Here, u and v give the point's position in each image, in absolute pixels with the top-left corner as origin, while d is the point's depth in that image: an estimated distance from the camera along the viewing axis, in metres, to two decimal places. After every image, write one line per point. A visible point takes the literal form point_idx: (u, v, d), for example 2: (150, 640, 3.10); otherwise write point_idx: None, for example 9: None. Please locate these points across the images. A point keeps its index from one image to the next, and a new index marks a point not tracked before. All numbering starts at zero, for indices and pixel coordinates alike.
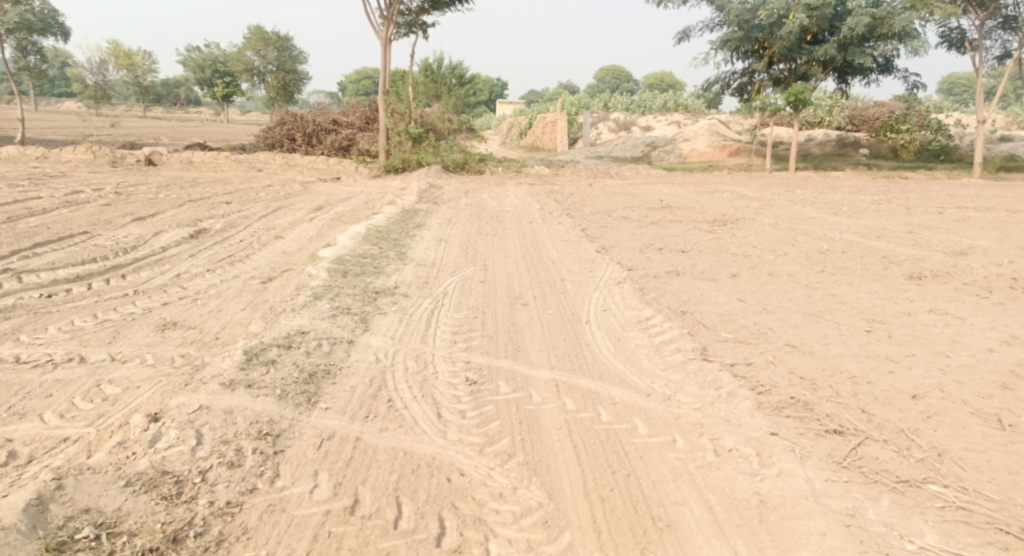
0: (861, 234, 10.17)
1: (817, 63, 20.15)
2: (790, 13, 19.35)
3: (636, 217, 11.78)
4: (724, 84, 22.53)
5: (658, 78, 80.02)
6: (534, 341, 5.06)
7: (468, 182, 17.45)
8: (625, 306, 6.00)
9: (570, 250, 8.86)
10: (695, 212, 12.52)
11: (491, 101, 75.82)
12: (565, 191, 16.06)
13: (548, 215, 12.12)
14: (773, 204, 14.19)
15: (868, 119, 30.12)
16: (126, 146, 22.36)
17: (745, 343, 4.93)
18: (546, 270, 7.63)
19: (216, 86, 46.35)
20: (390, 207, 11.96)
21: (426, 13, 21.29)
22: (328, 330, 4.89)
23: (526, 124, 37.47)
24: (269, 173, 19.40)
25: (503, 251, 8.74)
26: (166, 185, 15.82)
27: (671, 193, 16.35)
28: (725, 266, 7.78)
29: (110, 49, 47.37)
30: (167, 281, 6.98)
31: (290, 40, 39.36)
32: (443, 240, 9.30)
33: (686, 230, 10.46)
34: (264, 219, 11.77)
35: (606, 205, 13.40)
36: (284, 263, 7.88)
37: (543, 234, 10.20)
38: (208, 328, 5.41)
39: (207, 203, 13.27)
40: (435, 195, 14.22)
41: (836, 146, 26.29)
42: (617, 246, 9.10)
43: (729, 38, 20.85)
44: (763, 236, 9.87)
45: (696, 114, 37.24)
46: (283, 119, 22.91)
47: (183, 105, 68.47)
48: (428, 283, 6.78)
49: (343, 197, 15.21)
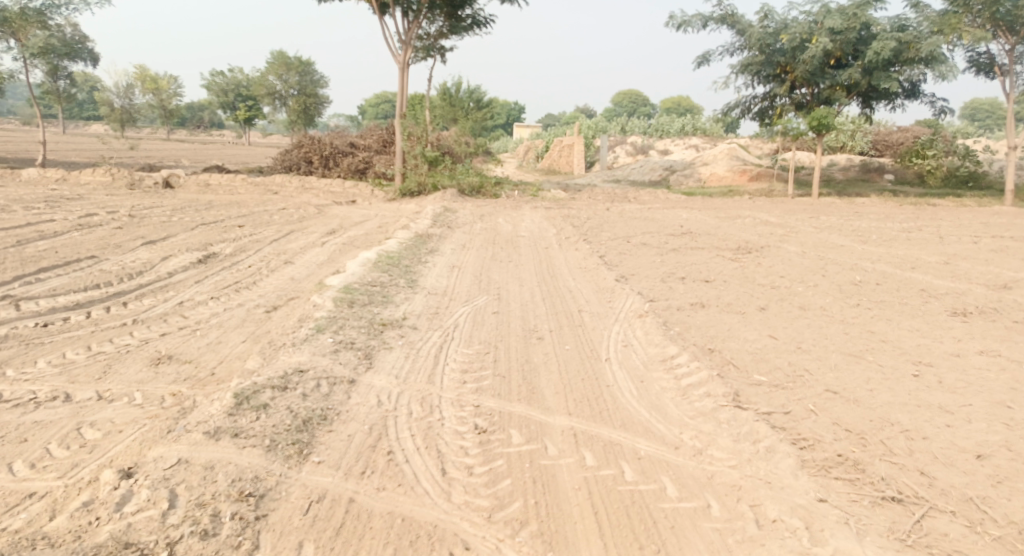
0: (893, 264, 9.72)
1: (841, 88, 19.75)
2: (814, 36, 19.00)
3: (656, 244, 11.41)
4: (745, 108, 22.19)
5: (676, 102, 79.88)
6: (551, 381, 4.68)
7: (484, 206, 17.20)
8: (648, 342, 5.62)
9: (589, 279, 8.50)
10: (718, 239, 12.13)
11: (509, 124, 76.14)
12: (583, 216, 15.74)
13: (565, 241, 11.79)
14: (798, 231, 13.76)
15: (892, 145, 29.62)
16: (144, 168, 22.42)
17: (781, 388, 4.51)
18: (564, 300, 7.26)
19: (237, 108, 46.81)
20: (404, 232, 11.67)
21: (445, 37, 21.24)
22: (328, 367, 4.55)
23: (543, 147, 37.32)
24: (284, 195, 19.30)
25: (518, 279, 8.39)
26: (180, 208, 15.72)
27: (692, 218, 15.97)
28: (753, 298, 7.37)
29: (136, 72, 48.20)
30: (168, 310, 6.70)
31: (313, 64, 39.44)
32: (456, 267, 8.97)
33: (709, 259, 10.07)
34: (275, 243, 11.54)
35: (626, 230, 13.06)
36: (291, 291, 7.59)
37: (561, 261, 9.85)
38: (203, 363, 5.10)
39: (219, 226, 13.10)
40: (450, 220, 13.95)
41: (859, 171, 25.79)
42: (638, 274, 8.73)
43: (750, 62, 20.53)
44: (791, 266, 9.46)
45: (715, 138, 36.89)
46: (300, 142, 22.87)
47: (205, 127, 69.42)
48: (439, 314, 6.43)
49: (358, 220, 15.00)
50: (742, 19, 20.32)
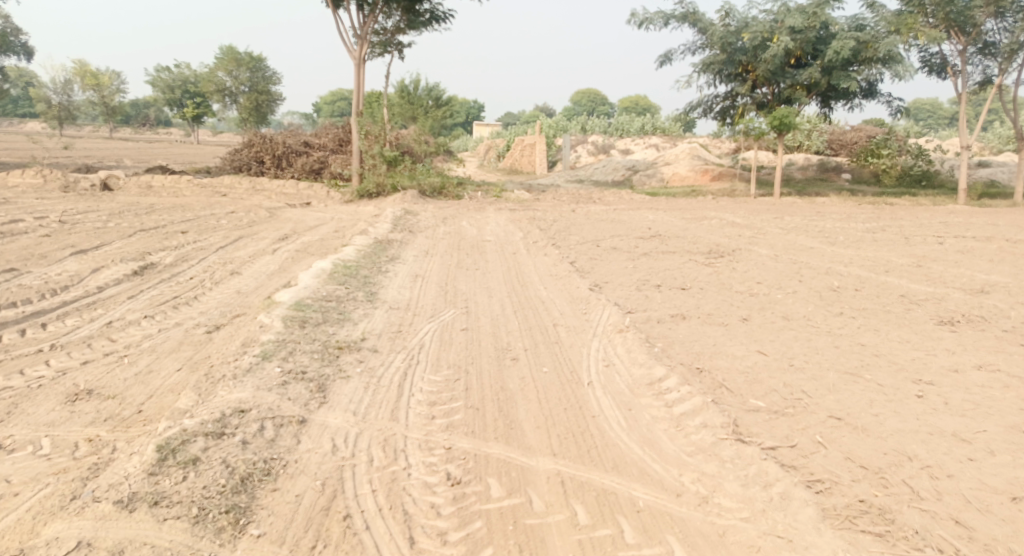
0: (867, 267, 9.48)
1: (801, 87, 19.68)
2: (775, 36, 18.85)
3: (625, 248, 11.01)
4: (707, 107, 22.06)
5: (633, 101, 80.33)
6: (529, 412, 4.19)
7: (445, 207, 16.64)
8: (631, 362, 5.17)
9: (560, 288, 8.03)
10: (688, 242, 11.79)
11: (468, 123, 75.64)
12: (547, 218, 15.30)
13: (531, 245, 11.30)
14: (766, 233, 13.52)
15: (845, 144, 30.05)
16: (82, 169, 21.24)
17: (782, 416, 4.07)
18: (535, 313, 6.77)
19: (186, 106, 45.19)
20: (362, 237, 11.04)
21: (403, 32, 20.58)
22: (275, 403, 3.98)
23: (504, 146, 36.83)
24: (234, 198, 18.42)
25: (486, 289, 7.87)
26: (119, 213, 14.84)
27: (658, 220, 15.66)
28: (734, 308, 6.99)
29: (77, 68, 46.23)
30: (94, 333, 6.04)
31: (263, 60, 38.37)
32: (418, 276, 8.39)
33: (681, 264, 9.70)
34: (222, 251, 10.81)
35: (593, 234, 12.65)
36: (235, 307, 6.96)
37: (529, 268, 9.37)
38: (128, 399, 4.50)
39: (161, 232, 12.29)
40: (410, 223, 13.34)
41: (818, 170, 25.93)
42: (611, 282, 8.29)
43: (712, 61, 20.34)
44: (766, 270, 9.14)
45: (674, 138, 36.94)
46: (251, 141, 21.89)
47: (154, 125, 67.20)
48: (402, 332, 5.87)
49: (312, 224, 14.29)
50: (703, 18, 20.11)
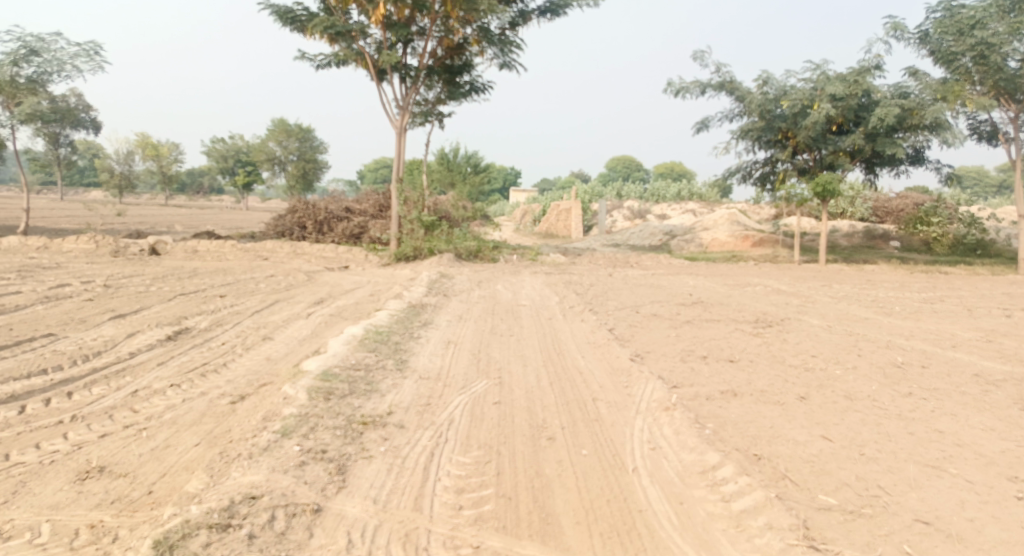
0: (930, 340, 8.88)
1: (844, 153, 19.24)
2: (815, 103, 18.51)
3: (668, 315, 10.58)
4: (746, 173, 21.73)
5: (670, 168, 80.65)
6: (568, 504, 3.78)
7: (483, 271, 16.46)
8: (681, 445, 4.72)
9: (600, 357, 7.62)
10: (733, 310, 11.32)
11: (507, 189, 76.63)
12: (586, 283, 14.98)
13: (569, 311, 10.95)
14: (815, 301, 12.96)
15: (891, 210, 29.39)
16: (131, 234, 21.79)
17: (857, 520, 3.60)
18: (573, 385, 6.36)
19: (236, 174, 46.75)
20: (396, 302, 10.84)
21: (443, 104, 20.91)
22: (289, 488, 3.64)
23: (542, 211, 36.93)
24: (274, 261, 18.59)
25: (522, 357, 7.50)
26: (161, 276, 15.01)
27: (700, 286, 15.21)
28: (788, 384, 6.48)
29: (137, 139, 48.38)
30: (115, 402, 5.81)
31: (312, 131, 39.53)
32: (451, 343, 8.07)
33: (727, 333, 9.23)
34: (257, 315, 10.71)
35: (633, 300, 12.26)
36: (263, 375, 6.70)
37: (567, 335, 9.01)
38: (139, 478, 4.22)
39: (199, 296, 12.31)
40: (446, 287, 13.15)
41: (865, 237, 25.19)
42: (653, 352, 7.85)
43: (749, 128, 20.01)
44: (819, 341, 8.62)
45: (714, 203, 36.62)
46: (294, 206, 22.23)
47: (204, 191, 69.60)
48: (431, 405, 5.51)
49: (348, 288, 14.21)
50: (740, 86, 19.95)
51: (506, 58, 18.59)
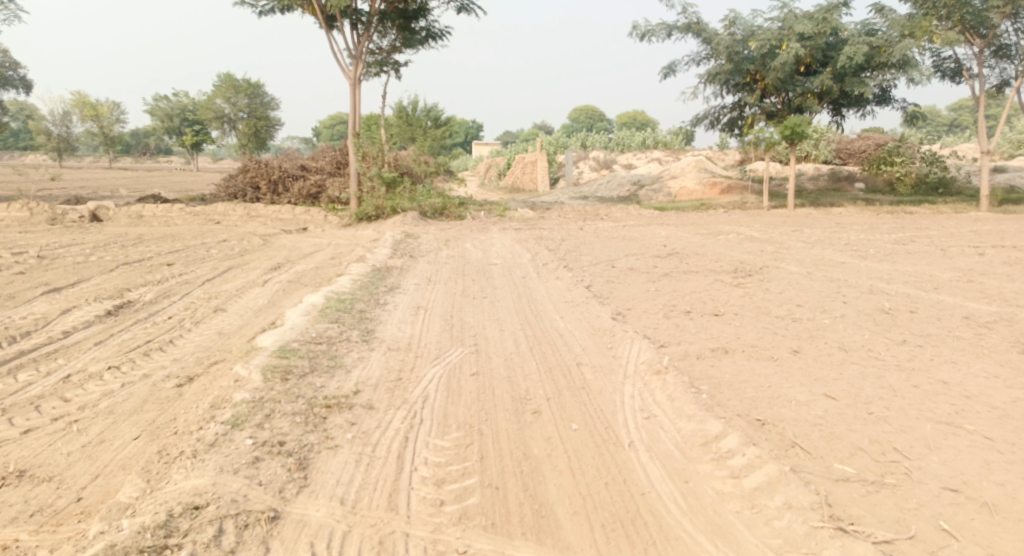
0: (913, 283, 8.66)
1: (812, 95, 18.85)
2: (784, 43, 18.04)
3: (644, 268, 10.20)
4: (714, 119, 21.36)
5: (630, 117, 80.00)
6: (562, 490, 3.37)
7: (448, 229, 15.88)
8: (677, 415, 4.34)
9: (578, 317, 7.21)
10: (709, 259, 10.99)
11: (467, 143, 75.32)
12: (556, 237, 14.53)
13: (541, 267, 10.48)
14: (790, 247, 12.71)
15: (854, 152, 29.48)
16: (71, 201, 20.56)
17: (880, 493, 3.27)
18: (554, 349, 5.94)
19: (184, 134, 44.76)
20: (358, 264, 10.24)
21: (398, 51, 19.92)
22: (240, 491, 3.15)
23: (505, 165, 36.18)
24: (227, 225, 17.71)
25: (497, 320, 7.04)
26: (104, 245, 14.11)
27: (671, 236, 14.88)
28: (780, 338, 6.14)
29: (75, 99, 45.94)
30: (44, 391, 5.21)
31: (262, 86, 37.82)
32: (419, 308, 7.55)
33: (707, 286, 8.88)
34: (208, 284, 10.03)
35: (607, 253, 11.86)
36: (213, 353, 6.13)
37: (541, 293, 8.56)
38: (66, 484, 3.69)
39: (145, 264, 11.54)
40: (411, 247, 12.55)
41: (830, 180, 25.08)
42: (634, 308, 7.45)
43: (717, 71, 19.52)
44: (802, 290, 8.33)
45: (678, 151, 36.29)
46: (246, 166, 21.19)
47: (152, 154, 66.86)
48: (402, 380, 5.03)
49: (308, 251, 13.52)
50: (707, 27, 19.39)
51: (463, 3, 17.65)
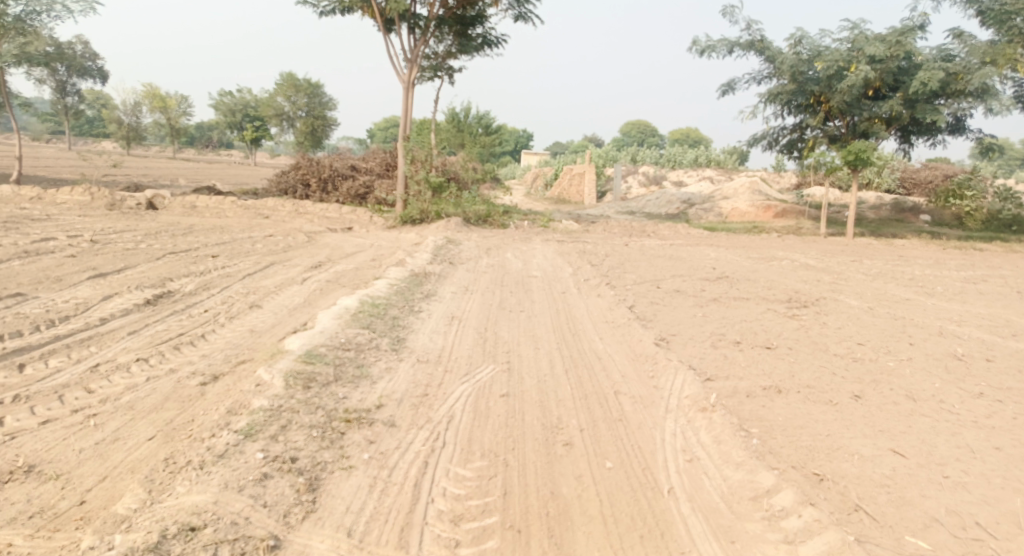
0: (984, 327, 8.07)
1: (880, 120, 18.08)
2: (853, 65, 17.31)
3: (691, 292, 9.77)
4: (773, 140, 20.70)
5: (684, 134, 78.98)
6: (591, 543, 3.08)
7: (492, 237, 15.67)
8: (722, 460, 3.98)
9: (619, 339, 6.86)
10: (761, 286, 10.50)
11: (519, 151, 75.44)
12: (601, 252, 14.17)
13: (583, 283, 10.14)
14: (847, 278, 12.09)
15: (919, 183, 28.40)
16: (129, 188, 21.04)
17: None
18: (591, 373, 5.61)
19: (244, 129, 45.76)
20: (397, 268, 10.07)
21: (454, 56, 19.88)
22: (243, 512, 2.96)
23: (554, 175, 35.92)
24: (275, 220, 17.85)
25: (533, 338, 6.74)
26: (153, 233, 14.29)
27: (721, 259, 14.36)
28: (837, 380, 5.68)
29: (144, 90, 47.51)
30: (70, 380, 5.09)
31: (321, 87, 38.58)
32: (454, 318, 7.29)
33: (758, 314, 8.42)
34: (248, 278, 9.97)
35: (653, 272, 11.46)
36: (243, 351, 5.95)
37: (582, 311, 8.24)
38: (71, 483, 3.51)
39: (191, 255, 11.59)
40: (452, 254, 12.34)
41: (892, 210, 24.08)
42: (679, 335, 7.06)
43: (780, 91, 18.89)
44: (862, 326, 7.83)
45: (732, 171, 35.50)
46: (297, 163, 21.37)
47: (212, 146, 68.67)
48: (428, 396, 4.76)
49: (350, 251, 13.45)
50: (771, 45, 18.78)
51: (522, 11, 17.50)
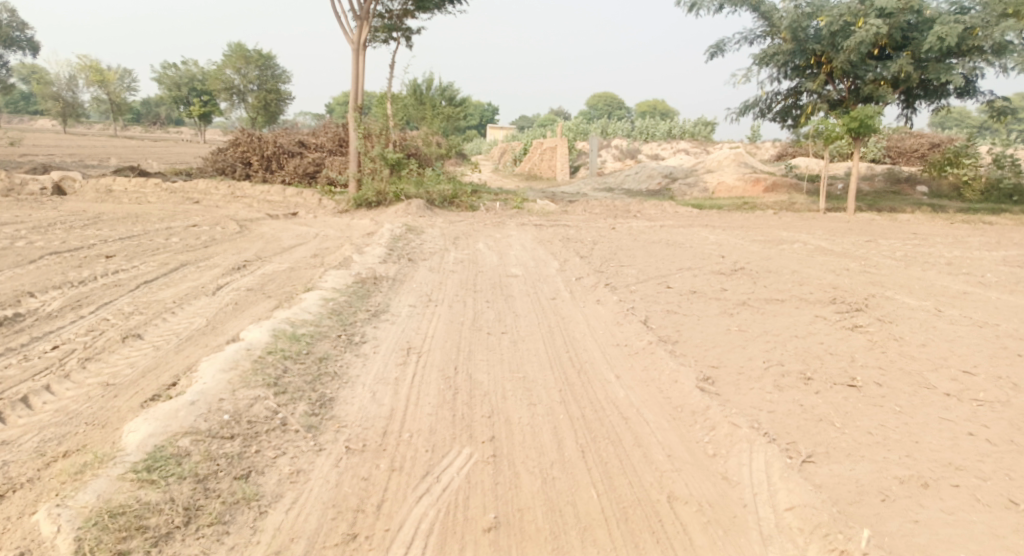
0: None
1: (886, 83, 16.26)
2: (859, 19, 15.36)
3: (710, 292, 7.78)
4: (766, 106, 18.86)
5: (650, 106, 77.17)
6: None
7: (459, 222, 13.62)
8: None
9: (641, 380, 4.83)
10: (790, 281, 8.64)
11: (482, 126, 73.08)
12: (587, 238, 12.21)
13: (576, 283, 8.17)
14: (880, 266, 10.24)
15: (905, 152, 27.02)
16: (37, 170, 18.31)
17: None
18: (620, 456, 3.61)
19: (192, 105, 42.34)
20: (337, 271, 7.89)
21: (411, 16, 17.44)
22: None
23: (522, 150, 33.74)
24: (206, 205, 15.44)
25: (522, 381, 4.69)
26: (50, 224, 11.91)
27: (724, 243, 12.54)
28: (991, 451, 3.79)
29: (81, 62, 43.77)
30: None
31: (274, 57, 35.53)
32: (410, 352, 5.18)
33: (806, 325, 6.43)
34: (143, 288, 7.71)
35: (655, 265, 9.53)
36: (67, 439, 3.78)
37: (582, 327, 6.24)
38: None
39: (80, 255, 9.27)
40: (411, 246, 10.18)
41: (887, 182, 22.45)
42: (723, 369, 5.05)
43: (775, 52, 17.01)
44: (949, 339, 6.01)
45: (708, 144, 33.79)
46: (237, 139, 18.85)
47: (163, 124, 64.73)
48: (358, 544, 2.76)
49: (288, 243, 11.23)
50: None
51: None
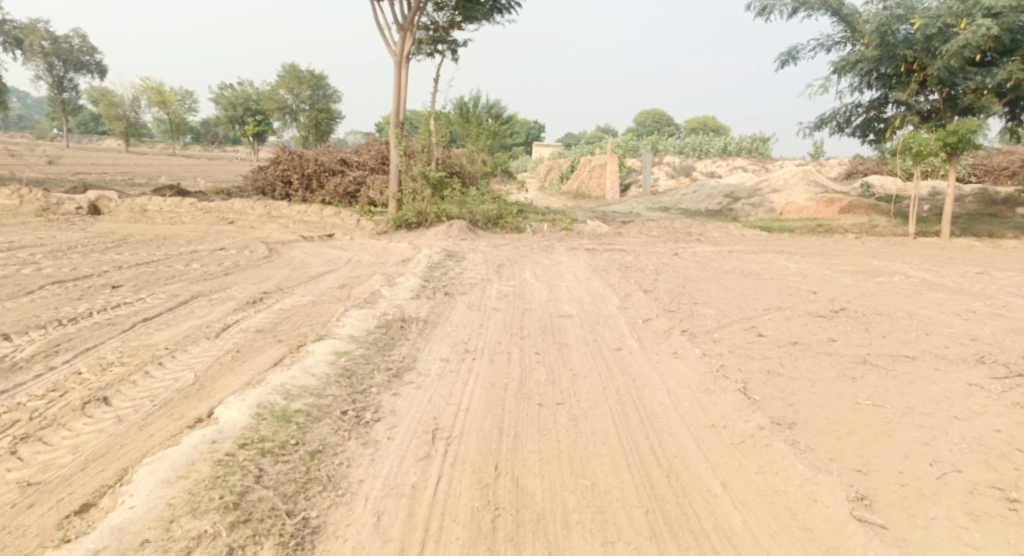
0: None
1: (987, 92, 14.46)
2: (962, 21, 13.59)
3: (817, 344, 6.26)
4: (844, 120, 17.14)
5: (701, 123, 75.27)
6: None
7: (506, 246, 12.37)
8: None
9: (760, 494, 3.44)
10: (909, 328, 7.04)
11: (531, 144, 72.26)
12: (650, 267, 10.77)
13: (645, 327, 6.76)
14: (1007, 307, 8.54)
15: (991, 170, 24.72)
16: (76, 188, 17.78)
17: None
18: None
19: (247, 124, 42.35)
20: (360, 310, 6.64)
21: (458, 27, 16.35)
22: None
23: (571, 168, 32.43)
24: (240, 226, 14.57)
25: (593, 494, 3.36)
26: (71, 247, 11.12)
27: (807, 273, 10.96)
28: None
29: (143, 83, 44.31)
30: None
31: (326, 77, 35.09)
32: (436, 438, 3.85)
33: (961, 399, 4.88)
34: (138, 328, 6.59)
35: (735, 304, 8.05)
36: None
37: (662, 397, 4.77)
38: None
39: (84, 285, 8.27)
40: (449, 276, 8.93)
41: (978, 204, 20.33)
42: (874, 476, 3.65)
43: (858, 60, 15.35)
44: None
45: (770, 161, 31.89)
46: (277, 157, 18.05)
47: (221, 144, 65.59)
48: None
49: (317, 270, 10.14)
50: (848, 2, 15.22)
51: None
